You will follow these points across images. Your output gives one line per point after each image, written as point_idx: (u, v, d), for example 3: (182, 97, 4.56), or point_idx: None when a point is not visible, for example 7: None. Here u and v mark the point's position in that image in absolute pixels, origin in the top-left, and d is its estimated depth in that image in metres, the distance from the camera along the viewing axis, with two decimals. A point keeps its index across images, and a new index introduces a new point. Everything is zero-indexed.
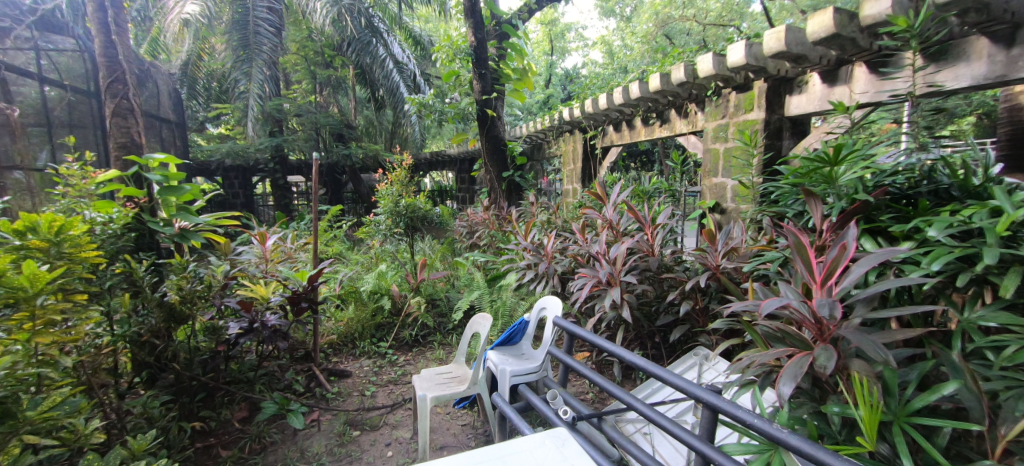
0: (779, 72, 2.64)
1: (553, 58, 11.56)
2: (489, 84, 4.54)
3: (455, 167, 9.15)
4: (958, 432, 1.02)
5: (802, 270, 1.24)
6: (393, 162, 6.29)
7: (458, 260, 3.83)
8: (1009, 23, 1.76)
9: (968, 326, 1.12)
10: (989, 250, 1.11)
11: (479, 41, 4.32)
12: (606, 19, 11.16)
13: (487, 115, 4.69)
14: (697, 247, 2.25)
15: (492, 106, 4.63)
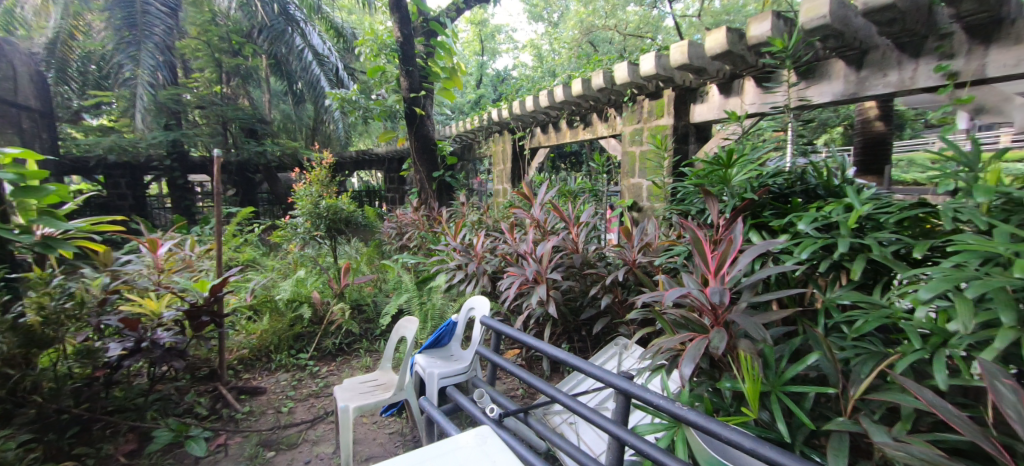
0: (684, 83, 2.88)
1: (484, 59, 11.55)
2: (418, 82, 4.48)
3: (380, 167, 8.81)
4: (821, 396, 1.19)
5: (700, 262, 1.37)
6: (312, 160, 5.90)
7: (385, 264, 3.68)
8: (857, 50, 2.08)
9: (830, 305, 1.31)
10: (844, 241, 1.31)
11: (406, 37, 4.29)
12: (535, 23, 11.40)
13: (415, 113, 4.59)
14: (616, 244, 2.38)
15: (420, 105, 4.55)
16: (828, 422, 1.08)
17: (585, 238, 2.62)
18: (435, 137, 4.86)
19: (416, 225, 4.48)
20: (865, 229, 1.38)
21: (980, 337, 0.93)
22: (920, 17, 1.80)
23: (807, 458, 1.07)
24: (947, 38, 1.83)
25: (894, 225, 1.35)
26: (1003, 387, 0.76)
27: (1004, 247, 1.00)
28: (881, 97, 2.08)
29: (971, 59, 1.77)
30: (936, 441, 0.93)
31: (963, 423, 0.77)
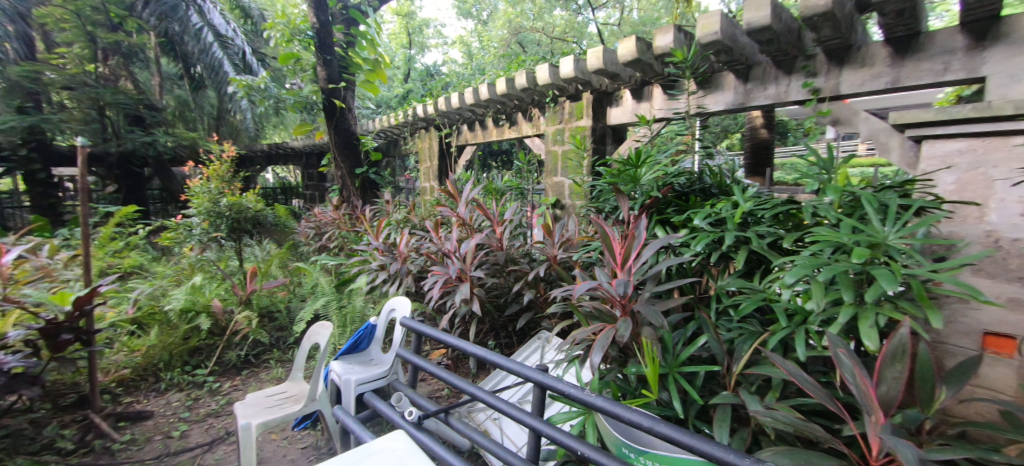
0: (601, 86, 3.04)
1: (411, 53, 11.16)
2: (337, 72, 4.19)
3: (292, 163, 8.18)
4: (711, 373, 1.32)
5: (608, 255, 1.46)
6: (211, 153, 5.30)
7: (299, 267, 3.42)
8: (744, 64, 2.33)
9: (720, 292, 1.46)
10: (730, 234, 1.47)
11: (323, 23, 4.00)
12: (464, 20, 11.24)
13: (335, 106, 4.27)
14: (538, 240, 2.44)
15: (339, 97, 4.24)
16: (715, 396, 1.21)
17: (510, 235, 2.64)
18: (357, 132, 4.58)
19: (336, 225, 4.23)
20: (748, 224, 1.55)
21: (831, 314, 1.10)
22: (792, 38, 2.07)
23: (698, 431, 1.18)
24: (812, 59, 2.12)
25: (770, 220, 1.54)
26: (843, 356, 0.89)
27: (849, 237, 1.18)
28: (763, 107, 2.35)
29: (830, 78, 2.07)
30: (797, 405, 1.09)
31: (813, 389, 0.90)
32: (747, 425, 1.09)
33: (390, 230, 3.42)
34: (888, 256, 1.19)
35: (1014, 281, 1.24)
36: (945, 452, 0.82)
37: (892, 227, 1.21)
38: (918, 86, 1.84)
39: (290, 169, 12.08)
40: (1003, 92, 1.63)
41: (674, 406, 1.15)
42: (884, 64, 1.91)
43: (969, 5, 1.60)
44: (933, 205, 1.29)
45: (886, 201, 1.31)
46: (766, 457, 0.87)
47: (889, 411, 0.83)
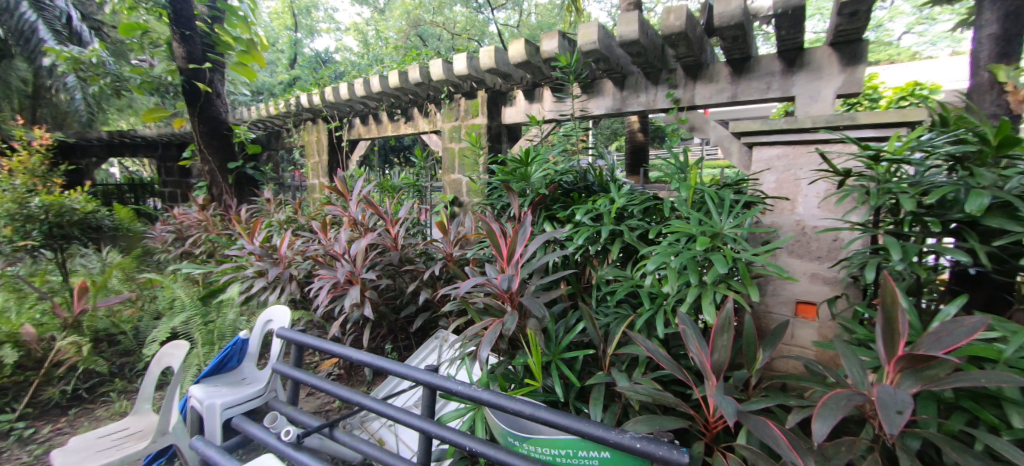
0: (494, 86, 3.09)
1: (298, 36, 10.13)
2: (200, 51, 3.53)
3: (138, 156, 6.88)
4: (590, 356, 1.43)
5: (495, 252, 1.50)
6: (17, 140, 4.22)
7: (150, 278, 2.89)
8: (620, 73, 2.56)
9: (599, 282, 1.60)
10: (606, 228, 1.61)
11: None
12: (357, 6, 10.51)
13: (198, 89, 3.61)
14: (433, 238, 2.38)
15: (203, 79, 3.58)
16: (592, 378, 1.32)
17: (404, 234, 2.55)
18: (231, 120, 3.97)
19: (202, 227, 3.67)
20: (622, 218, 1.71)
21: (683, 295, 1.27)
22: (657, 53, 2.33)
23: (578, 411, 1.28)
24: (674, 72, 2.41)
25: (640, 214, 1.72)
26: (689, 330, 1.04)
27: (696, 228, 1.38)
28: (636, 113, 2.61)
29: (687, 90, 2.38)
30: (659, 378, 1.24)
31: (666, 361, 1.04)
32: (617, 400, 1.21)
33: (269, 232, 3.06)
34: (726, 243, 1.41)
35: (814, 261, 1.56)
36: (759, 402, 1.00)
37: (730, 219, 1.43)
38: (750, 101, 2.20)
39: (138, 161, 10.18)
40: (807, 109, 2.04)
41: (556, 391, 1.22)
42: (726, 81, 2.25)
43: (783, 37, 1.94)
44: (759, 200, 1.56)
45: (725, 197, 1.55)
46: (629, 427, 0.97)
47: (720, 375, 0.99)
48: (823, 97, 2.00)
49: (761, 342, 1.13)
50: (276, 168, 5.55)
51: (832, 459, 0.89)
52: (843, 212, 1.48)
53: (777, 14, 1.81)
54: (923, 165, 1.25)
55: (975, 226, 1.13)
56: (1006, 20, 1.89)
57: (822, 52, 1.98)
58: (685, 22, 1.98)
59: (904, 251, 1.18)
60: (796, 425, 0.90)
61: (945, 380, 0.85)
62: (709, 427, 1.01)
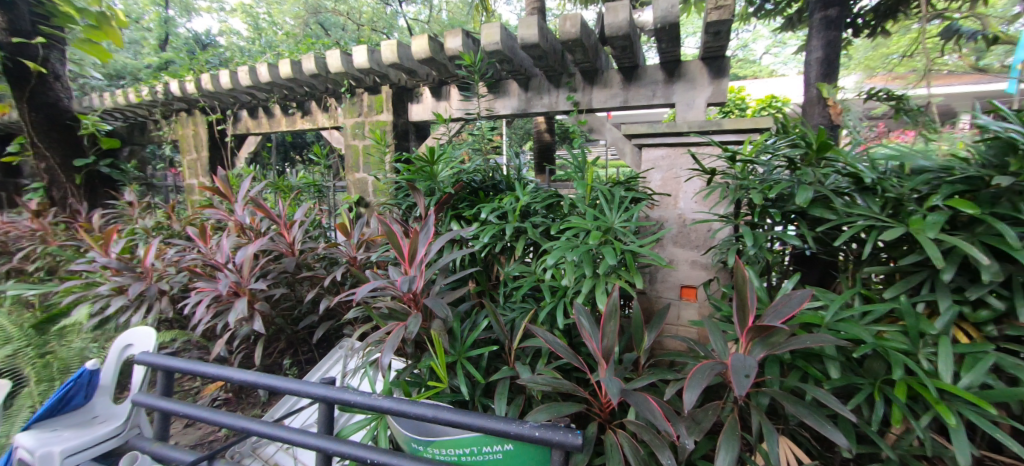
0: (399, 81, 2.98)
1: None
2: (29, 22, 2.88)
3: None
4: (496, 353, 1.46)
5: (396, 254, 1.45)
6: None
7: None
8: (524, 75, 2.63)
9: (505, 278, 1.63)
10: (509, 226, 1.64)
11: None
12: None
13: (28, 72, 3.00)
14: (333, 242, 2.23)
15: (34, 57, 2.96)
16: (497, 373, 1.35)
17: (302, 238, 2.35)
18: (76, 109, 3.38)
19: (36, 238, 3.02)
20: (526, 216, 1.76)
21: (580, 286, 1.35)
22: (556, 58, 2.44)
23: (484, 407, 1.29)
24: (573, 76, 2.55)
25: (543, 211, 1.79)
26: (583, 318, 1.12)
27: (591, 223, 1.47)
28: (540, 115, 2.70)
29: (585, 94, 2.52)
30: (559, 367, 1.30)
31: (563, 350, 1.10)
32: (521, 393, 1.25)
33: (131, 242, 2.62)
34: (617, 236, 1.53)
35: (692, 250, 1.76)
36: (643, 379, 1.10)
37: (620, 214, 1.55)
38: (639, 106, 2.40)
39: None
40: (684, 115, 2.29)
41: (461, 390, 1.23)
42: (618, 87, 2.42)
43: (663, 49, 2.14)
44: (646, 196, 1.72)
45: (617, 194, 1.67)
46: (530, 417, 1.02)
47: (609, 359, 1.07)
48: (697, 105, 2.26)
49: (646, 325, 1.25)
50: (139, 166, 4.77)
51: (701, 422, 1.00)
52: (712, 206, 1.69)
53: (657, 28, 1.99)
54: (769, 165, 1.47)
55: (805, 215, 1.37)
56: (828, 47, 2.29)
57: (695, 65, 2.23)
58: (580, 29, 2.09)
59: (755, 238, 1.38)
60: (672, 396, 1.01)
61: (783, 345, 1.02)
62: (602, 407, 1.09)
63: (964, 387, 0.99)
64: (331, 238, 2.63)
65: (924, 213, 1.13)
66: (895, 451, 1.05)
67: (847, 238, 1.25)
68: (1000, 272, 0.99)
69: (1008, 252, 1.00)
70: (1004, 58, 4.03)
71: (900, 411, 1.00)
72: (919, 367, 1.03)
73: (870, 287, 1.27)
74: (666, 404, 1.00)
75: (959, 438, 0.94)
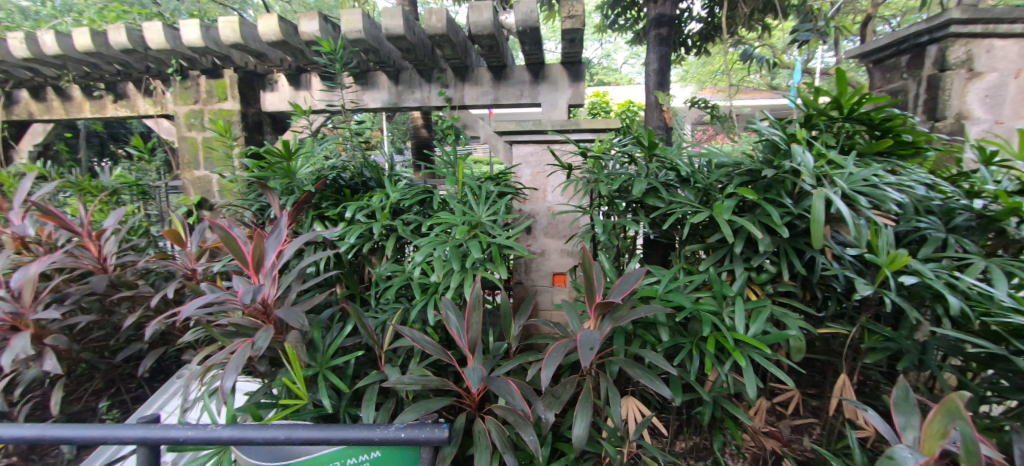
0: (245, 65, 2.63)
1: None
2: None
3: None
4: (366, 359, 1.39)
5: (238, 261, 1.29)
6: None
7: None
8: (393, 68, 2.55)
9: (376, 279, 1.57)
10: (376, 224, 1.57)
11: None
12: None
13: None
14: (162, 253, 1.88)
15: None
16: (365, 380, 1.29)
17: (118, 250, 1.93)
18: None
19: None
20: (397, 214, 1.71)
21: (451, 282, 1.36)
22: (425, 52, 2.39)
23: (352, 417, 1.23)
24: (444, 72, 2.53)
25: (416, 208, 1.74)
26: (449, 313, 1.15)
27: (459, 218, 1.48)
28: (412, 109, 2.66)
29: (457, 90, 2.53)
30: (432, 366, 1.30)
31: (431, 347, 1.10)
32: (391, 396, 1.22)
33: None
34: (486, 231, 1.57)
35: (560, 239, 1.91)
36: (508, 364, 1.16)
37: (486, 208, 1.61)
38: (508, 105, 2.49)
39: None
40: (549, 115, 2.43)
41: (324, 404, 1.15)
42: (489, 85, 2.48)
43: (527, 52, 2.23)
44: (515, 191, 1.80)
45: (487, 189, 1.72)
46: (399, 419, 1.01)
47: (475, 349, 1.11)
48: (559, 105, 2.41)
49: (513, 313, 1.32)
50: None
51: (560, 396, 1.08)
52: (571, 198, 1.84)
53: (520, 31, 2.06)
54: (615, 160, 1.66)
55: (643, 205, 1.57)
56: (661, 61, 2.66)
57: (557, 68, 2.38)
58: (446, 24, 2.07)
59: (604, 226, 1.55)
60: (532, 376, 1.08)
61: (624, 317, 1.16)
62: (469, 398, 1.11)
63: (752, 336, 1.25)
64: (162, 248, 2.22)
65: (723, 199, 1.38)
66: (710, 394, 1.28)
67: (672, 221, 1.47)
68: (770, 243, 1.27)
69: (774, 227, 1.29)
70: (788, 78, 5.14)
71: (711, 360, 1.23)
72: (723, 324, 1.27)
73: (693, 262, 1.51)
74: (526, 385, 1.07)
75: (748, 376, 1.19)
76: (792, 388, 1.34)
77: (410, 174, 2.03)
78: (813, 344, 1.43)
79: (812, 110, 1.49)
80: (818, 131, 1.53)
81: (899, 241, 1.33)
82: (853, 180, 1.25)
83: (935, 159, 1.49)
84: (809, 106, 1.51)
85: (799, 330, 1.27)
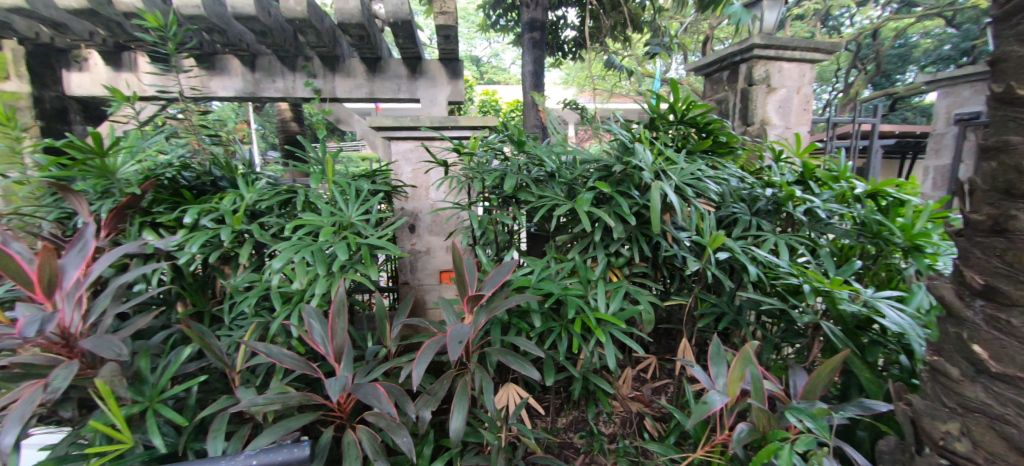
0: (37, 37, 2.10)
1: None
2: None
3: None
4: (215, 384, 1.23)
5: (22, 287, 1.05)
6: None
7: None
8: (247, 52, 2.28)
9: (229, 291, 1.39)
10: (223, 229, 1.38)
11: None
12: None
13: None
14: None
15: None
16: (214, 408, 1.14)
17: None
18: None
19: None
20: (254, 217, 1.53)
21: (316, 288, 1.26)
22: (285, 37, 2.16)
23: (197, 453, 1.08)
24: (310, 61, 2.32)
25: (279, 211, 1.58)
26: (313, 322, 1.09)
27: (325, 219, 1.38)
28: (273, 99, 2.42)
29: (327, 81, 2.34)
30: (296, 381, 1.20)
31: (289, 361, 1.03)
32: (246, 421, 1.10)
33: None
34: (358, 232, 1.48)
35: (443, 237, 1.92)
36: (379, 369, 1.13)
37: (356, 207, 1.48)
38: (385, 99, 2.34)
39: None
40: (429, 111, 2.31)
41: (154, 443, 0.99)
42: (363, 77, 2.32)
43: (401, 45, 2.13)
44: (391, 188, 1.74)
45: (359, 187, 1.62)
46: (251, 445, 0.92)
47: (339, 358, 1.07)
48: (439, 101, 2.30)
49: (389, 314, 1.28)
50: None
51: (436, 393, 1.08)
52: (450, 195, 1.83)
53: (391, 22, 1.94)
54: (489, 157, 1.70)
55: (516, 200, 1.64)
56: (535, 63, 2.80)
57: (434, 64, 2.26)
58: (307, 8, 1.88)
59: (479, 222, 1.60)
60: (403, 378, 1.07)
61: (496, 307, 1.19)
62: (339, 409, 1.06)
63: (611, 313, 1.39)
64: None
65: (584, 192, 1.51)
66: (581, 370, 1.40)
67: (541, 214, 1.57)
68: (622, 230, 1.43)
69: (625, 216, 1.45)
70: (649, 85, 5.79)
71: (578, 340, 1.34)
72: (588, 306, 1.39)
73: (563, 251, 1.62)
74: (397, 387, 1.06)
75: (609, 349, 1.33)
76: (648, 356, 1.53)
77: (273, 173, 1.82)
78: (662, 316, 1.64)
79: (654, 115, 1.73)
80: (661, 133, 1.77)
81: (720, 224, 1.59)
82: (683, 174, 1.48)
83: (746, 156, 1.81)
84: (654, 110, 1.74)
85: (648, 304, 1.45)
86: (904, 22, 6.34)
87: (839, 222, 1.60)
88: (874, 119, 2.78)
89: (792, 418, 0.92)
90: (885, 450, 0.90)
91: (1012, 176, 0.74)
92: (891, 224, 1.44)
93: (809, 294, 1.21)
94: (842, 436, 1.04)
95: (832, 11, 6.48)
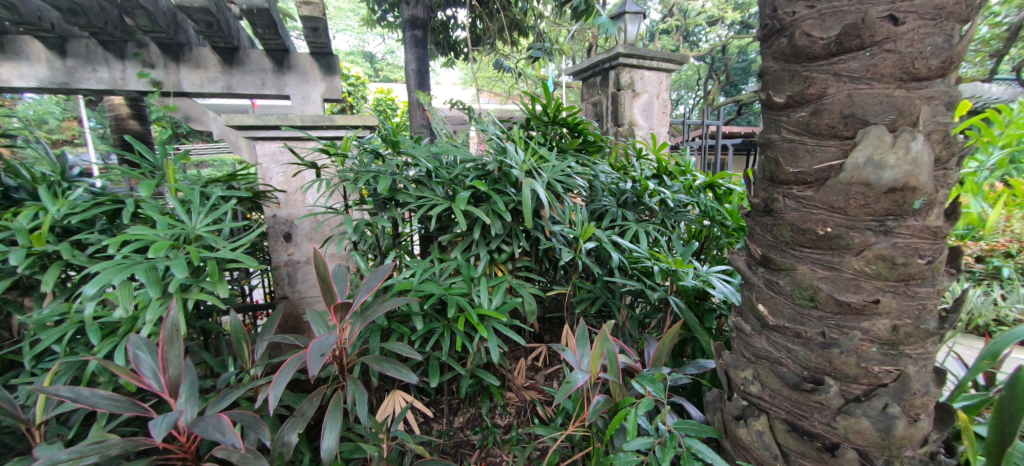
0: None
1: None
2: None
3: None
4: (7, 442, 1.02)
5: None
6: None
7: None
8: (54, 34, 1.87)
9: (32, 328, 1.14)
10: (14, 252, 1.12)
11: None
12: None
13: None
14: None
15: None
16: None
17: None
18: None
19: None
20: (63, 235, 1.27)
21: (147, 314, 1.09)
22: (106, 19, 1.81)
23: None
24: (145, 48, 1.98)
25: (101, 226, 1.33)
26: (141, 353, 0.96)
27: (161, 232, 1.19)
28: (95, 91, 2.02)
29: (169, 72, 2.02)
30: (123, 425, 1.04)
31: (104, 403, 0.88)
32: None
33: None
34: (207, 244, 1.30)
35: (321, 244, 1.79)
36: (230, 395, 1.02)
37: (202, 217, 1.30)
38: (247, 95, 2.09)
39: None
40: (302, 109, 2.12)
41: None
42: (217, 70, 2.05)
43: (261, 35, 1.90)
44: (252, 194, 1.56)
45: (209, 194, 1.43)
46: None
47: (176, 391, 0.95)
48: (314, 99, 2.12)
49: (247, 332, 1.16)
50: None
51: (304, 413, 1.01)
52: (324, 198, 1.70)
53: (246, 10, 1.71)
54: (365, 158, 1.62)
55: (396, 201, 1.58)
56: (418, 62, 2.75)
57: (305, 58, 2.08)
58: None
59: (354, 227, 1.52)
60: (259, 402, 0.97)
61: (372, 313, 1.13)
62: (182, 450, 0.95)
63: (493, 308, 1.42)
64: None
65: (461, 191, 1.51)
66: (467, 367, 1.41)
67: (421, 215, 1.53)
68: (499, 227, 1.46)
69: (500, 213, 1.48)
70: None
71: (462, 337, 1.34)
72: (471, 303, 1.40)
73: (444, 250, 1.61)
74: (251, 414, 0.97)
75: (490, 343, 1.35)
76: (538, 345, 1.59)
77: (97, 179, 1.53)
78: (548, 306, 1.72)
79: (529, 115, 1.82)
80: (536, 133, 1.86)
81: (592, 216, 1.71)
82: (552, 171, 1.57)
83: (614, 154, 1.99)
84: (531, 111, 1.82)
85: (530, 296, 1.51)
86: (743, 40, 7.47)
87: (689, 210, 1.83)
88: (720, 122, 3.21)
89: (637, 386, 1.03)
90: (710, 400, 1.04)
91: (773, 167, 0.88)
92: (724, 210, 1.73)
93: (660, 274, 1.38)
94: (692, 394, 1.19)
95: (690, 27, 7.38)
